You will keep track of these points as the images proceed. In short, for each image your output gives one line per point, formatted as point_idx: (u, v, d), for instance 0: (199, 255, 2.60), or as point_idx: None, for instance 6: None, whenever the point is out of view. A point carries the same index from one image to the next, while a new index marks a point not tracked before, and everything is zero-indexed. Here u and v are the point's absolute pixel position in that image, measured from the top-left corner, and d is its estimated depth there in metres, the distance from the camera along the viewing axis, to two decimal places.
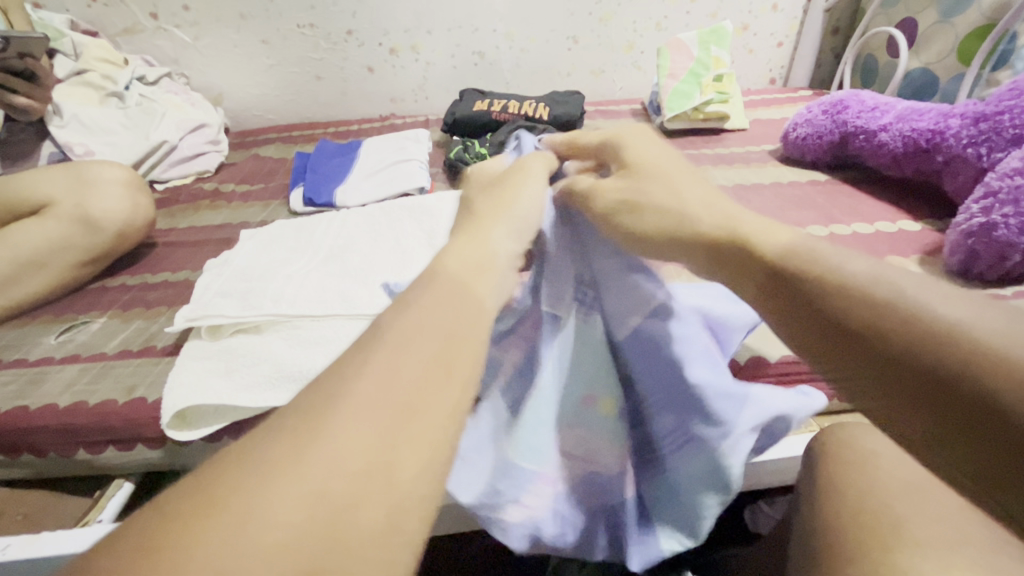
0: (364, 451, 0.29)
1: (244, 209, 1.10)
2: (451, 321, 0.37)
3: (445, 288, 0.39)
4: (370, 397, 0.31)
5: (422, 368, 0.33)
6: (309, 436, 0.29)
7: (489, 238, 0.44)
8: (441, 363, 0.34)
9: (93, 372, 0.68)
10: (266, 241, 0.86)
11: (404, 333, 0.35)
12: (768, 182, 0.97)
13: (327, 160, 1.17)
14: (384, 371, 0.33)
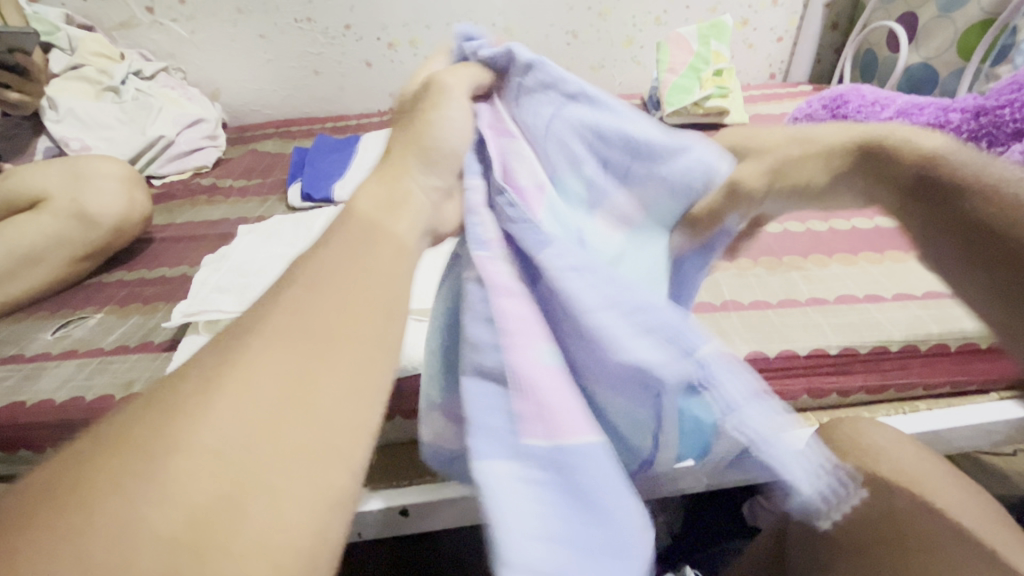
0: (280, 381, 0.27)
1: (242, 204, 1.10)
2: (376, 256, 0.35)
3: (362, 227, 0.36)
4: (285, 335, 0.29)
5: (340, 305, 0.31)
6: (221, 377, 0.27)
7: (404, 176, 0.41)
8: (364, 297, 0.32)
9: (91, 368, 0.67)
10: (264, 236, 0.86)
11: (318, 271, 0.33)
12: None
13: (325, 155, 1.17)
14: (298, 310, 0.31)
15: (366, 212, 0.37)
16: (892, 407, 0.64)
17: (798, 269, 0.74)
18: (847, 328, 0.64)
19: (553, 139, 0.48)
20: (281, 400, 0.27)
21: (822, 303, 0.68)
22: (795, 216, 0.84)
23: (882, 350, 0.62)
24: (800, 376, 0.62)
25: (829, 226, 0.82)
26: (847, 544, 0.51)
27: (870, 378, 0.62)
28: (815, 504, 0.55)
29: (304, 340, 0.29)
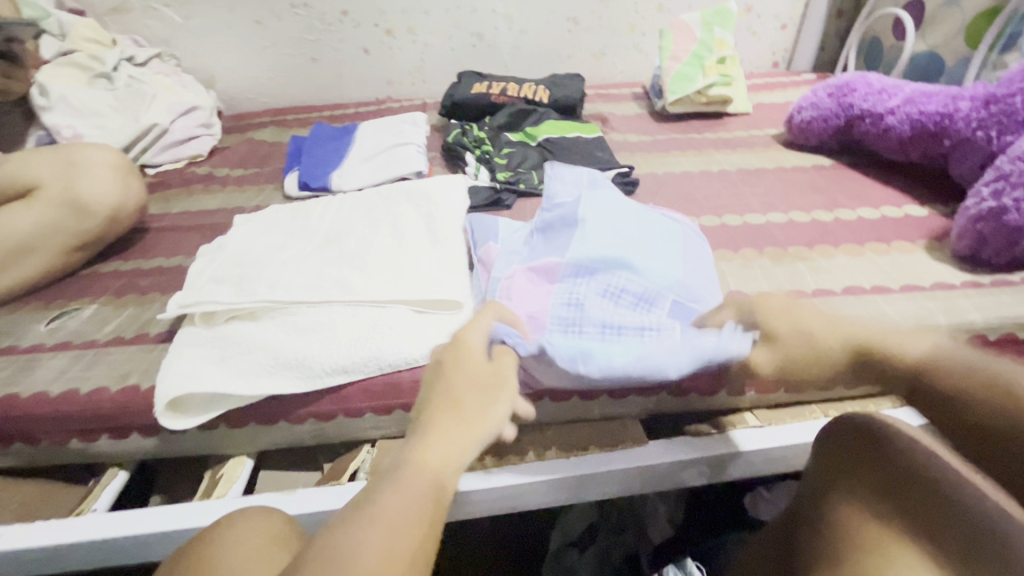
0: (379, 569, 0.39)
1: (239, 194, 1.08)
2: (451, 451, 0.46)
3: (451, 441, 0.46)
4: (371, 545, 0.39)
5: (420, 520, 0.42)
6: (326, 570, 0.38)
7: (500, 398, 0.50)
8: (430, 500, 0.43)
9: (86, 359, 0.66)
10: (260, 226, 0.84)
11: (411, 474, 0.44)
12: (772, 167, 0.94)
13: (322, 143, 1.15)
14: (393, 526, 0.41)
15: (437, 426, 0.47)
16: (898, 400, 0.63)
17: (804, 260, 0.73)
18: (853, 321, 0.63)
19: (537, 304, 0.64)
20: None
21: (829, 294, 0.67)
22: (799, 206, 0.83)
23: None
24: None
25: (835, 216, 0.81)
26: (903, 519, 0.49)
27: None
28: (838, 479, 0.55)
29: (391, 545, 0.40)
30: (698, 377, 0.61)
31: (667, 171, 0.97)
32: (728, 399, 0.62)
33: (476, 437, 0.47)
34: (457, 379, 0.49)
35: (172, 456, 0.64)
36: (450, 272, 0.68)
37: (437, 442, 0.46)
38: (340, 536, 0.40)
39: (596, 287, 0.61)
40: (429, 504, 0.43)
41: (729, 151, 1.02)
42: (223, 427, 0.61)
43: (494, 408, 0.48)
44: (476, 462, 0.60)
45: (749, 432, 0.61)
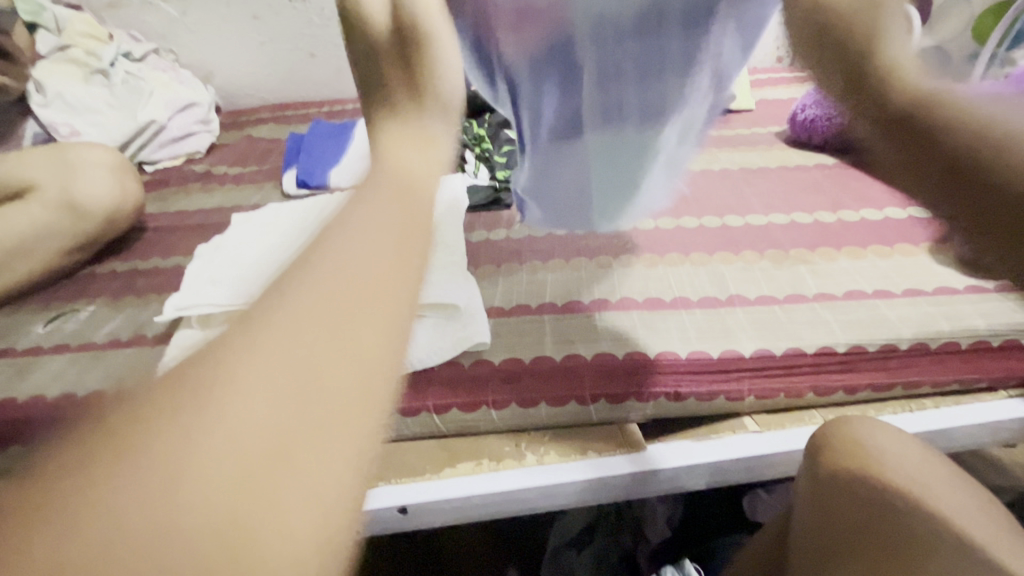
0: (293, 369, 0.23)
1: (237, 192, 1.08)
2: (401, 208, 0.32)
3: (391, 205, 0.32)
4: (308, 278, 0.26)
5: (388, 247, 0.29)
6: (237, 342, 0.23)
7: (429, 137, 0.42)
8: (381, 239, 0.29)
9: (84, 362, 0.66)
10: (258, 226, 0.84)
11: (343, 241, 0.28)
12: (774, 166, 0.95)
13: (320, 141, 1.14)
14: (333, 261, 0.27)
15: (371, 203, 0.32)
16: (899, 405, 0.62)
17: (805, 263, 0.72)
18: (854, 326, 0.63)
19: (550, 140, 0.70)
20: (317, 331, 0.24)
21: (831, 299, 0.66)
22: (801, 206, 0.83)
23: (890, 349, 0.61)
24: (808, 374, 0.61)
25: (838, 216, 0.80)
26: (875, 531, 0.49)
27: (877, 377, 0.61)
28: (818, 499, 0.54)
29: (340, 264, 0.27)
30: (640, 382, 0.60)
31: None
32: (728, 403, 0.62)
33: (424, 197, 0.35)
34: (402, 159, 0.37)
35: None
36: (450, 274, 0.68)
37: (396, 138, 0.41)
38: (255, 322, 0.24)
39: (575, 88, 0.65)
40: (388, 230, 0.30)
41: (730, 151, 1.03)
42: None
43: (434, 131, 0.42)
44: (472, 466, 0.60)
45: (748, 436, 0.60)
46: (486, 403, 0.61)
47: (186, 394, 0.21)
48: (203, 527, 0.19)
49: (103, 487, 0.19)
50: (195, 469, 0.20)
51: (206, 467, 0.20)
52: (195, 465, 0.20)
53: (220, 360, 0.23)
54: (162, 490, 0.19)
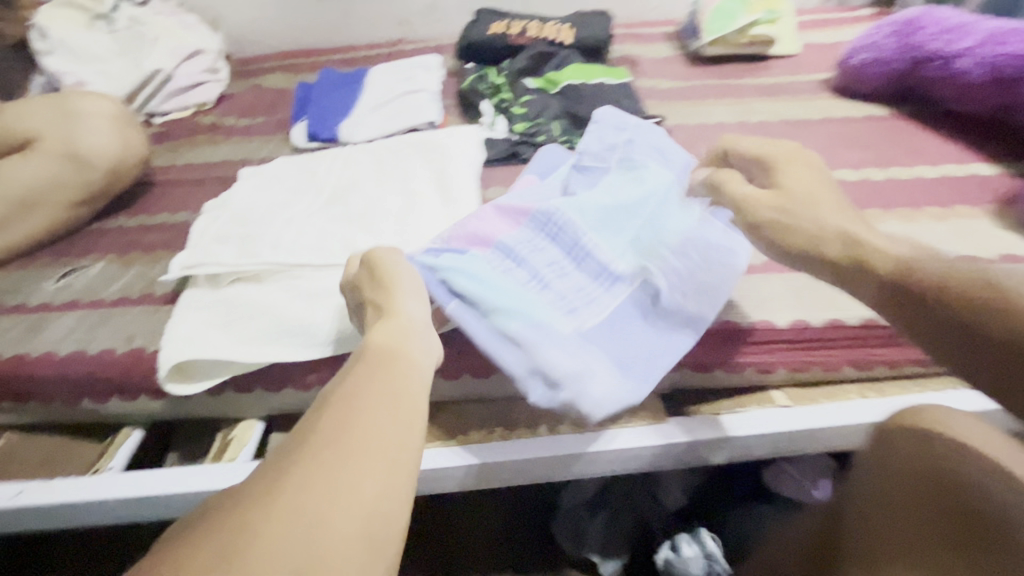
0: (329, 476, 0.34)
1: (247, 145, 1.04)
2: (401, 327, 0.46)
3: (396, 325, 0.46)
4: (339, 388, 0.39)
5: (389, 361, 0.42)
6: (306, 424, 0.37)
7: (402, 307, 0.48)
8: (379, 356, 0.42)
9: (94, 319, 0.65)
10: (266, 180, 0.81)
11: (351, 381, 0.39)
12: (817, 118, 0.88)
13: (331, 90, 1.09)
14: (351, 379, 0.40)
15: (377, 332, 0.45)
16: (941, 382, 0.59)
17: None
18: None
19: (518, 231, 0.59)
20: (348, 417, 0.37)
21: None
22: (847, 162, 0.76)
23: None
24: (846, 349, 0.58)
25: (889, 173, 0.73)
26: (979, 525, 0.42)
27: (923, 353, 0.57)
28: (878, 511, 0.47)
29: (360, 376, 0.40)
30: (717, 351, 0.58)
31: (697, 123, 0.91)
32: (760, 376, 0.59)
33: (415, 308, 0.49)
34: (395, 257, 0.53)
35: (183, 418, 0.64)
36: None
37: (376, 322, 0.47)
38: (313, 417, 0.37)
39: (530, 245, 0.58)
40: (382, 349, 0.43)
41: (769, 101, 0.94)
42: (229, 391, 0.60)
43: (409, 303, 0.49)
44: (487, 433, 0.59)
45: (780, 410, 0.57)
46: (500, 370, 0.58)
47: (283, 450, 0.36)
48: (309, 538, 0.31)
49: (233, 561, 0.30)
50: (310, 501, 0.32)
51: (287, 545, 0.31)
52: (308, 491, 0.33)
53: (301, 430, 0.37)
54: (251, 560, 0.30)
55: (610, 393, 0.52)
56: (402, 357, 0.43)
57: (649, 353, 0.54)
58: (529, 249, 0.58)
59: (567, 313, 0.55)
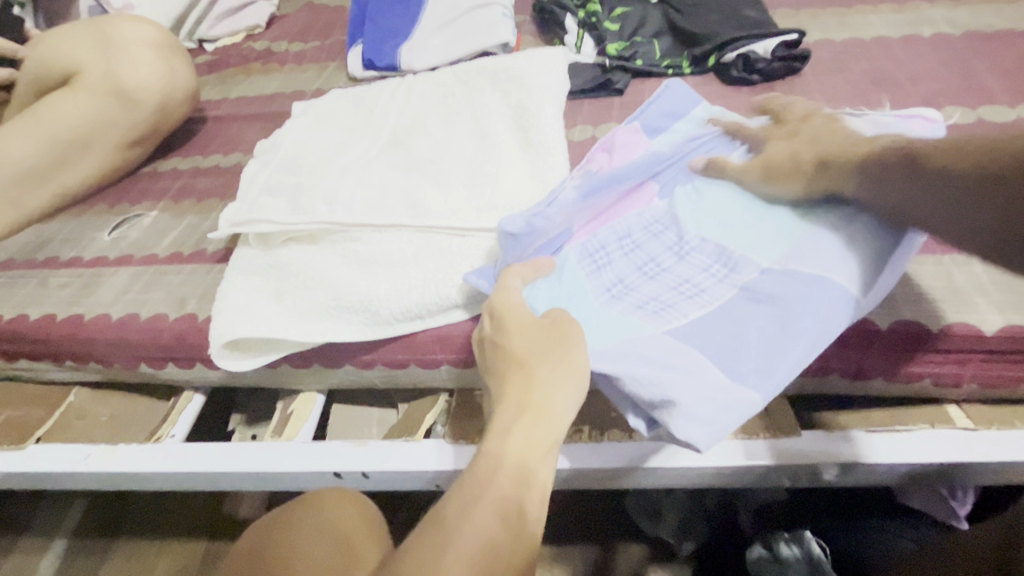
0: None
1: (300, 75, 0.93)
2: (541, 446, 0.38)
3: (541, 436, 0.38)
4: (476, 520, 0.36)
5: (527, 488, 0.37)
6: (442, 551, 0.35)
7: (550, 404, 0.39)
8: (517, 481, 0.37)
9: (147, 278, 0.60)
10: (319, 118, 0.71)
11: (480, 517, 0.36)
12: (1016, 31, 0.66)
13: (389, 7, 0.95)
14: (489, 509, 0.36)
15: (514, 436, 0.38)
16: None
17: None
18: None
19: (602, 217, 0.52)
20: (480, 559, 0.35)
21: None
22: None
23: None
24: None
25: None
26: None
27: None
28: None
29: (497, 509, 0.36)
30: (885, 359, 0.46)
31: (846, 39, 0.71)
32: (931, 388, 0.47)
33: (562, 408, 0.39)
34: (544, 327, 0.41)
35: (244, 385, 0.59)
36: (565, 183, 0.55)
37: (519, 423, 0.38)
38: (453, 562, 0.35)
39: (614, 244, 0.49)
40: (522, 466, 0.37)
41: (947, 6, 0.72)
42: (287, 366, 0.54)
43: (562, 404, 0.39)
44: (573, 431, 0.50)
45: (950, 434, 0.46)
46: None
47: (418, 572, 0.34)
48: None
49: None
50: None
51: None
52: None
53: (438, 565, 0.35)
54: None
55: (717, 403, 0.39)
56: (538, 489, 0.38)
57: (776, 347, 0.41)
58: (609, 247, 0.49)
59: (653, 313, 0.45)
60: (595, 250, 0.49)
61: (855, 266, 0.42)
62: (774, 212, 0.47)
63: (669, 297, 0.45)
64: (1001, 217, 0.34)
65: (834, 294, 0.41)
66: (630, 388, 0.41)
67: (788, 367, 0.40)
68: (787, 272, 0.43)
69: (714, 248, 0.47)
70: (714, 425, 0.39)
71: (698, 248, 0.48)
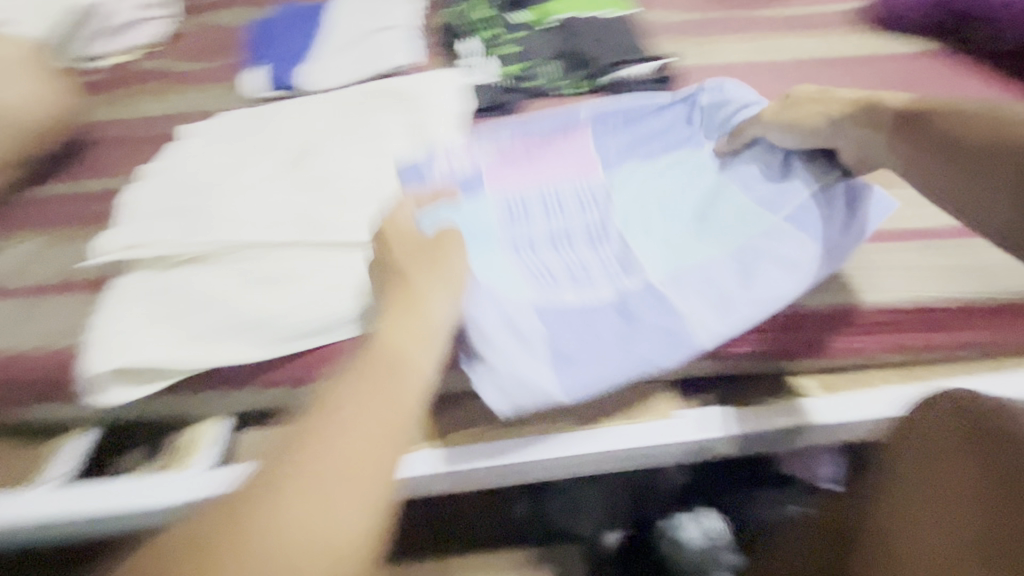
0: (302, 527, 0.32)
1: (195, 95, 0.91)
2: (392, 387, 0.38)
3: (415, 325, 0.42)
4: (314, 454, 0.34)
5: (375, 424, 0.36)
6: (275, 484, 0.33)
7: (429, 306, 0.44)
8: (361, 416, 0.36)
9: (20, 313, 0.56)
10: (215, 139, 0.70)
11: (359, 399, 0.37)
12: (839, 58, 0.79)
13: (288, 28, 0.95)
14: (365, 395, 0.37)
15: (390, 326, 0.42)
16: (953, 367, 0.57)
17: None
18: (944, 275, 0.57)
19: (543, 183, 0.59)
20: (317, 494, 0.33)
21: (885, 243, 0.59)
22: None
23: (1004, 307, 0.56)
24: (914, 327, 0.56)
25: None
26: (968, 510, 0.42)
27: (980, 335, 0.56)
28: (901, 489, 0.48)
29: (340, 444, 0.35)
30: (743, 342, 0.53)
31: (715, 64, 0.80)
32: (771, 364, 0.55)
33: (412, 356, 0.41)
34: (424, 274, 0.45)
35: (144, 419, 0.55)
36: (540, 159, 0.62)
37: (399, 317, 0.42)
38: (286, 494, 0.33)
39: (537, 212, 0.57)
40: (369, 400, 0.37)
41: (787, 36, 0.84)
42: (186, 391, 0.52)
43: (441, 305, 0.44)
44: (474, 432, 0.53)
45: (792, 404, 0.54)
46: None
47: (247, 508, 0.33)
48: None
49: None
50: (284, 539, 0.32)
51: None
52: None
53: (270, 499, 0.33)
54: None
55: (525, 385, 0.47)
56: (410, 374, 0.40)
57: (604, 354, 0.48)
58: (529, 219, 0.56)
59: (535, 281, 0.52)
60: (515, 206, 0.57)
61: (714, 312, 0.49)
62: (687, 220, 0.56)
63: (560, 268, 0.53)
64: (997, 202, 0.41)
65: (678, 326, 0.48)
66: (467, 330, 0.48)
67: (599, 379, 0.47)
68: (661, 290, 0.50)
69: (623, 247, 0.54)
70: (515, 399, 0.47)
71: (609, 242, 0.54)
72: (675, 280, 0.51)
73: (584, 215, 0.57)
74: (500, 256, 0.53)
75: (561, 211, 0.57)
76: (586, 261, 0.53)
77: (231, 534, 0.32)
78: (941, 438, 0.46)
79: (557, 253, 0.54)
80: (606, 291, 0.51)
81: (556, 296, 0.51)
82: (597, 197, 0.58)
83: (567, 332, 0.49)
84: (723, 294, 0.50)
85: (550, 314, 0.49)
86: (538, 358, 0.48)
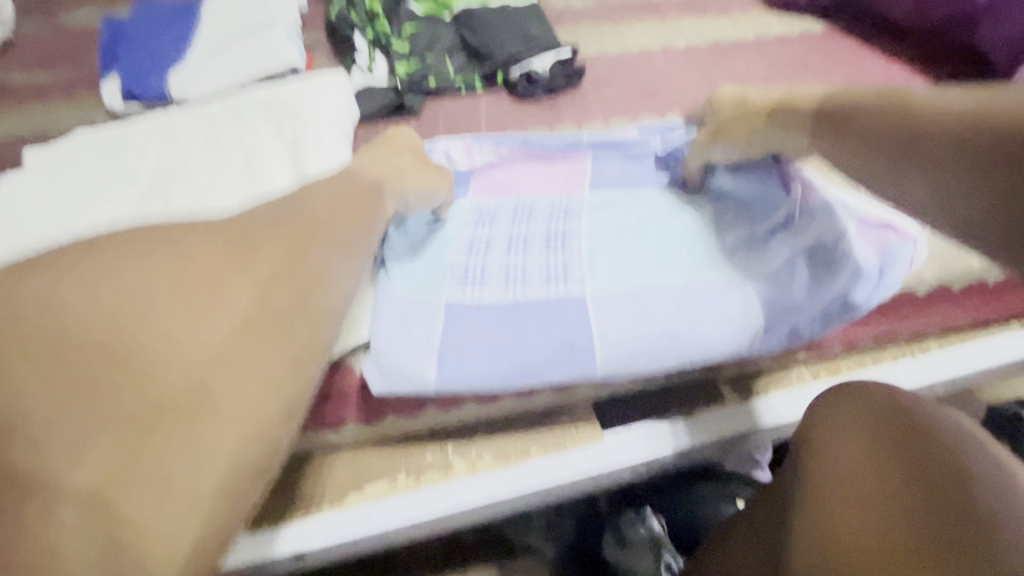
0: (223, 332, 0.34)
1: (42, 112, 0.78)
2: (269, 378, 0.35)
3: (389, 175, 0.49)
4: (155, 334, 0.33)
5: (248, 371, 0.34)
6: (143, 268, 0.35)
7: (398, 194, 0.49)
8: (224, 362, 0.34)
9: None
10: (53, 170, 0.59)
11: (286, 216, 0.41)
12: (750, 39, 0.77)
13: (150, 29, 0.83)
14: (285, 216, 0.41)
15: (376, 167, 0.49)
16: (899, 351, 0.54)
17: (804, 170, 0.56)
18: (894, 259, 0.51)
19: (516, 190, 0.56)
20: (142, 359, 0.32)
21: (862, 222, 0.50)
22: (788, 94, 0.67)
23: (976, 286, 0.51)
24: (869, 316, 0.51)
25: None
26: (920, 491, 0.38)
27: (952, 314, 0.53)
28: (819, 470, 0.43)
29: (203, 354, 0.33)
30: None
31: (617, 52, 0.76)
32: (702, 375, 0.51)
33: (313, 280, 0.39)
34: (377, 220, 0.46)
35: None
36: (524, 183, 0.56)
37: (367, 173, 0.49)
38: (216, 375, 0.33)
39: (496, 212, 0.54)
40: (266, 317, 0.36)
41: (697, 18, 0.81)
42: None
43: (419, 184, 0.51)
44: (390, 487, 0.46)
45: (721, 412, 0.51)
46: (429, 407, 0.47)
47: (122, 251, 0.36)
48: (151, 403, 0.31)
49: (55, 424, 0.29)
50: (166, 325, 0.33)
51: (104, 427, 0.30)
52: (108, 451, 0.30)
53: (95, 343, 0.31)
54: (143, 383, 0.31)
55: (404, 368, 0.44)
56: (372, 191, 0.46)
57: (490, 342, 0.45)
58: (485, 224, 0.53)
59: (464, 280, 0.49)
60: (485, 214, 0.54)
61: (623, 334, 0.45)
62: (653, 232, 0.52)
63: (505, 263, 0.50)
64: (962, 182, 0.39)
65: (579, 338, 0.45)
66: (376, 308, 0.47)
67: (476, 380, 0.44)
68: (586, 307, 0.46)
69: (574, 254, 0.50)
70: (403, 372, 0.43)
71: (566, 250, 0.50)
72: (606, 290, 0.47)
73: (552, 218, 0.53)
74: (451, 247, 0.51)
75: (525, 213, 0.54)
76: (519, 268, 0.49)
77: (86, 367, 0.31)
78: (863, 421, 0.44)
79: (499, 253, 0.50)
80: (529, 296, 0.47)
81: (474, 295, 0.47)
82: (565, 204, 0.54)
83: (471, 323, 0.46)
84: (645, 310, 0.46)
85: (467, 307, 0.47)
86: (425, 343, 0.45)
